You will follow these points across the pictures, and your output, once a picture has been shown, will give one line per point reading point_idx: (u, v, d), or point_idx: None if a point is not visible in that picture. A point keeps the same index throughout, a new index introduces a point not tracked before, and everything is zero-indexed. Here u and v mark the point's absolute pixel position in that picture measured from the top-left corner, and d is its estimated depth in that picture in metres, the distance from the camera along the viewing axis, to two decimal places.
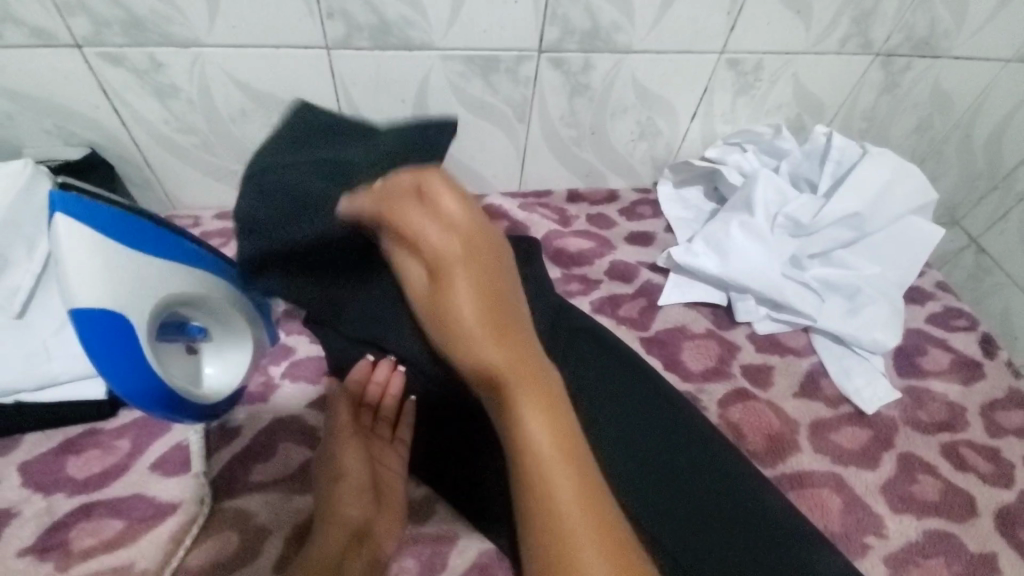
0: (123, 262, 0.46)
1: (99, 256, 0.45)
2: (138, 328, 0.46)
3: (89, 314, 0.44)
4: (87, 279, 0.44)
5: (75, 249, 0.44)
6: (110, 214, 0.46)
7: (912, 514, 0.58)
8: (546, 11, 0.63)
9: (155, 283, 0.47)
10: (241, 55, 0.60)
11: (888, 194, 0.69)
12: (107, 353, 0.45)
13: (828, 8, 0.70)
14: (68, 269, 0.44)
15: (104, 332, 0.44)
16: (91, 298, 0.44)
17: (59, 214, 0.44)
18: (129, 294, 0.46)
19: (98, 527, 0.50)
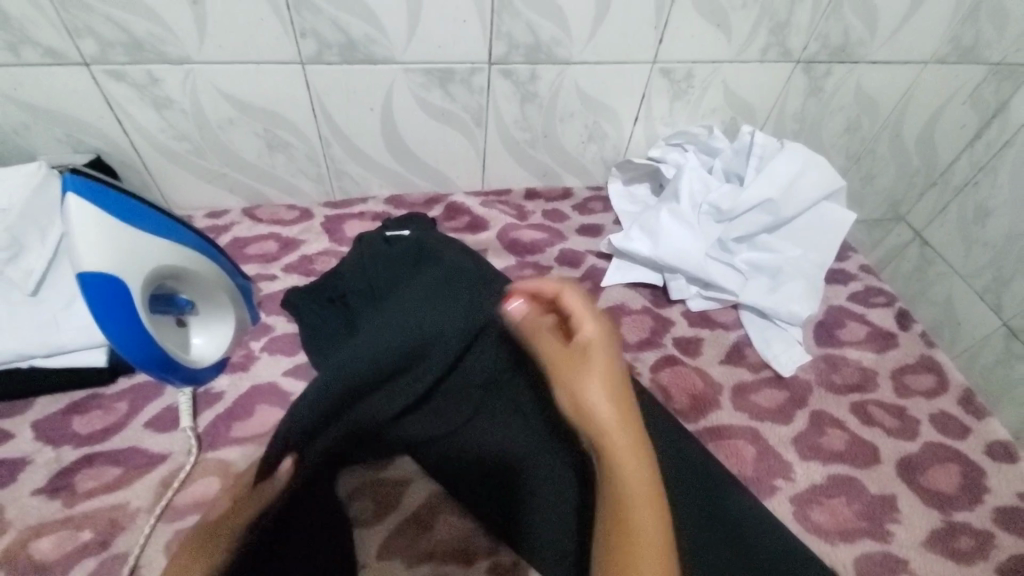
0: (125, 238, 0.54)
1: (104, 229, 0.53)
2: (136, 290, 0.54)
3: (95, 280, 0.52)
4: (92, 247, 0.52)
5: (83, 222, 0.53)
6: (117, 200, 0.55)
7: (819, 461, 0.66)
8: (493, 28, 0.72)
9: (151, 255, 0.55)
10: (227, 71, 0.70)
11: (798, 182, 0.78)
12: (109, 313, 0.53)
13: (746, 21, 0.79)
14: (78, 241, 0.52)
15: (103, 295, 0.52)
16: (97, 265, 0.52)
17: (73, 197, 0.53)
18: (129, 261, 0.54)
19: (101, 473, 0.58)
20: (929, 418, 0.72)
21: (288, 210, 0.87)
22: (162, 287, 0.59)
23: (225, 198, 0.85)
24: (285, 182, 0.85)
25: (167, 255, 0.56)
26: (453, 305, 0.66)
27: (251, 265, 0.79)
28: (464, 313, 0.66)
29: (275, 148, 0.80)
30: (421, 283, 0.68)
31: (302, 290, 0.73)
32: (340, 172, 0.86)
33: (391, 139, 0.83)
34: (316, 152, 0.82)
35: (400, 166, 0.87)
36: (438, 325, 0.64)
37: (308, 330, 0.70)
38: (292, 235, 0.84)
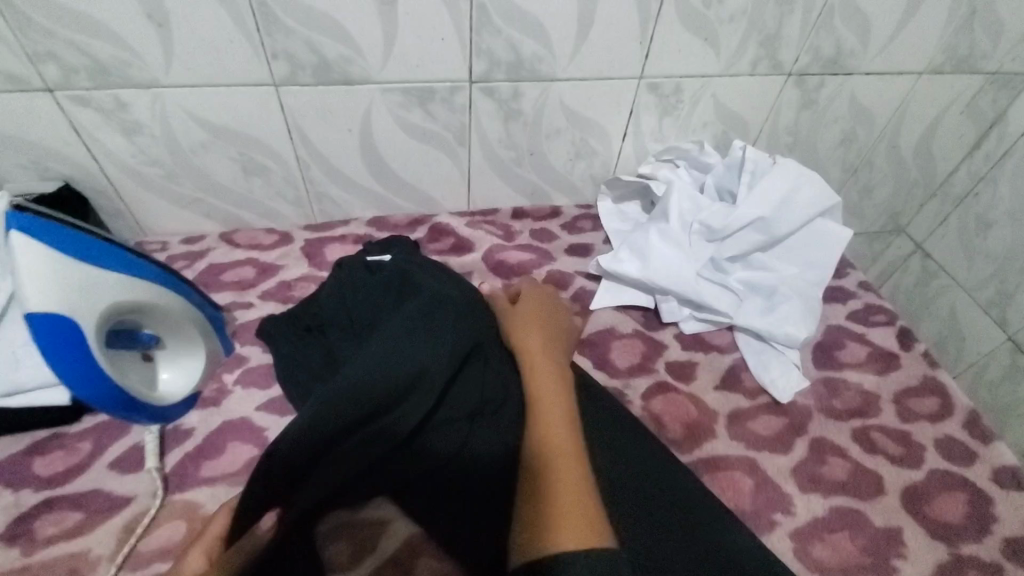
0: (77, 275, 0.51)
1: (53, 266, 0.50)
2: (88, 329, 0.51)
3: (44, 321, 0.49)
4: (38, 287, 0.49)
5: (27, 260, 0.49)
6: (67, 235, 0.52)
7: (820, 493, 0.62)
8: (472, 46, 0.70)
9: (104, 292, 0.52)
10: (197, 94, 0.68)
11: (791, 199, 0.76)
12: (60, 354, 0.50)
13: (734, 35, 0.77)
14: (25, 281, 0.49)
15: (53, 335, 0.49)
16: (46, 305, 0.49)
17: (20, 234, 0.50)
18: (81, 299, 0.51)
19: (60, 519, 0.55)
20: (934, 444, 0.68)
21: (267, 234, 0.84)
22: (122, 323, 0.56)
23: (201, 223, 0.83)
24: (264, 205, 0.83)
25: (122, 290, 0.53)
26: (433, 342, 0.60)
27: (227, 293, 0.76)
28: (434, 352, 0.60)
29: (251, 172, 0.78)
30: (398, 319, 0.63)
31: (279, 318, 0.70)
32: (320, 195, 0.83)
33: (371, 160, 0.80)
34: (294, 175, 0.80)
35: (382, 187, 0.84)
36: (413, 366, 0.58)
37: (283, 362, 0.67)
38: (271, 260, 0.81)
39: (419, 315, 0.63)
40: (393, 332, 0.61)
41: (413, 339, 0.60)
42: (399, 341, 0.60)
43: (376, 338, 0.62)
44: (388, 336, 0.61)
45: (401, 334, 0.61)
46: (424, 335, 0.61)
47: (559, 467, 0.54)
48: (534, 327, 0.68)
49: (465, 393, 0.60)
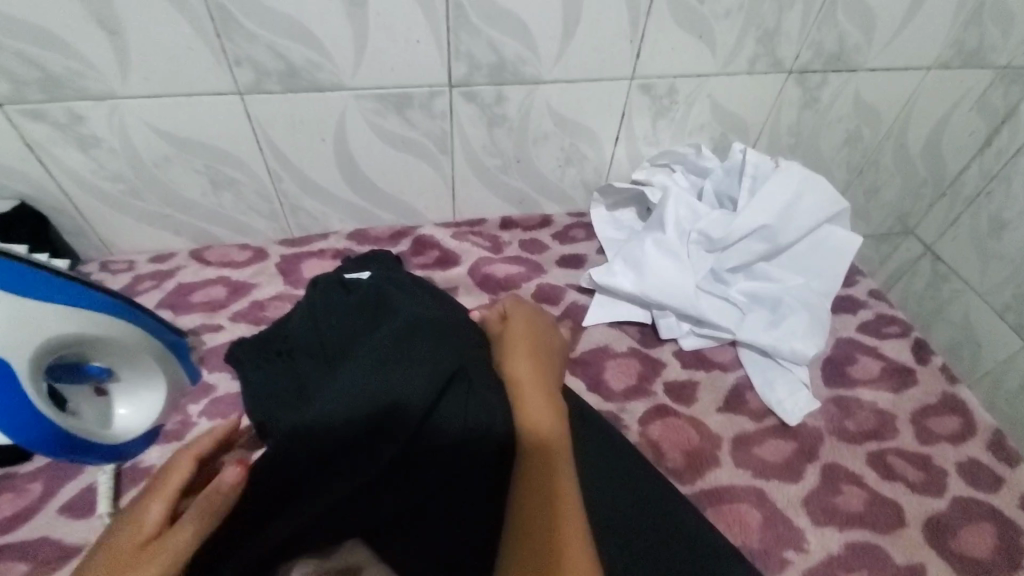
0: (12, 310, 0.47)
1: None
2: (19, 367, 0.47)
3: None
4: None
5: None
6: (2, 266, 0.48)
7: (834, 526, 0.57)
8: (451, 48, 0.66)
9: (39, 325, 0.48)
10: (157, 106, 0.63)
11: (796, 205, 0.71)
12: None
13: (730, 31, 0.72)
14: None
15: None
16: None
17: None
18: (14, 336, 0.47)
19: (3, 571, 0.50)
20: (957, 468, 0.63)
21: (240, 251, 0.80)
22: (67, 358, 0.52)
23: (170, 240, 0.78)
24: (235, 221, 0.78)
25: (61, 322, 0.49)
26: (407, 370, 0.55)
27: (195, 314, 0.72)
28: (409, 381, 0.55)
29: (220, 186, 0.73)
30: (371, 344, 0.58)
31: (248, 343, 0.65)
32: (296, 208, 0.79)
33: (347, 170, 0.76)
34: (267, 188, 0.75)
35: (361, 199, 0.80)
36: (386, 396, 0.54)
37: (250, 391, 0.62)
38: (243, 278, 0.76)
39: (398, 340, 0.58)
40: (369, 356, 0.57)
41: (391, 363, 0.56)
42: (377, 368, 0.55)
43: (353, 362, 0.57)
44: (363, 361, 0.57)
45: (380, 358, 0.56)
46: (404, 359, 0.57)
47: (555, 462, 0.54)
48: (524, 351, 0.62)
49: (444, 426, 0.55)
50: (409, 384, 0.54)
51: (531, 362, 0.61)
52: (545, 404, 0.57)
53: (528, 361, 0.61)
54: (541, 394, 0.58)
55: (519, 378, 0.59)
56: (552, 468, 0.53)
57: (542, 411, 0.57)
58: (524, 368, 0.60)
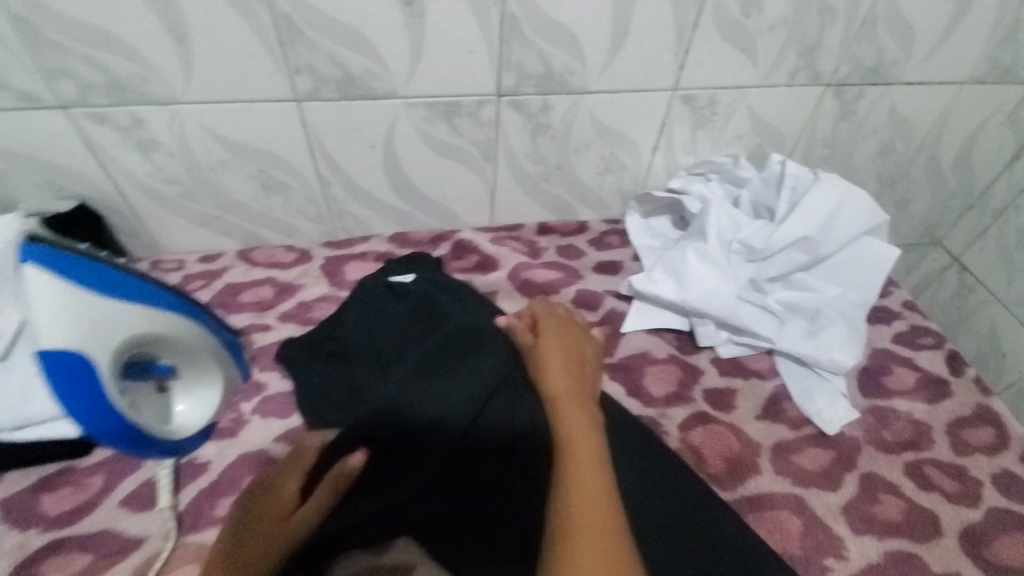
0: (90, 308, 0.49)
1: (66, 299, 0.48)
2: (102, 363, 0.49)
3: (57, 355, 0.48)
4: (52, 323, 0.48)
5: (40, 294, 0.48)
6: (81, 265, 0.50)
7: (873, 535, 0.59)
8: (502, 58, 0.67)
9: (118, 324, 0.50)
10: (218, 112, 0.65)
11: (837, 217, 0.72)
12: (67, 388, 0.49)
13: (773, 45, 0.74)
14: (39, 313, 0.48)
15: (68, 371, 0.49)
16: (59, 339, 0.48)
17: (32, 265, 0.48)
18: (94, 333, 0.49)
19: (67, 562, 0.52)
20: (991, 479, 0.64)
21: (286, 252, 0.82)
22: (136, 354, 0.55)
23: (219, 240, 0.80)
24: (283, 223, 0.80)
25: (139, 322, 0.51)
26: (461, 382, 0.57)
27: (245, 314, 0.73)
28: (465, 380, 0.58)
29: (271, 190, 0.75)
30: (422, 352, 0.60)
31: (299, 343, 0.67)
32: (341, 212, 0.81)
33: (393, 175, 0.77)
34: (315, 192, 0.77)
35: (404, 203, 0.81)
36: (437, 406, 0.55)
37: (303, 390, 0.63)
38: (290, 279, 0.78)
39: (452, 338, 0.61)
40: (424, 355, 0.60)
41: (445, 361, 0.59)
42: (431, 364, 0.59)
43: (409, 357, 0.61)
44: (417, 358, 0.60)
45: (435, 355, 0.60)
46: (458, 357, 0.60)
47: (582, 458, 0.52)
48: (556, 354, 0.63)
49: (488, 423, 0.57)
50: (462, 387, 0.57)
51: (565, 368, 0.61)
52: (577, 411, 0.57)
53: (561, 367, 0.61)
54: (572, 403, 0.58)
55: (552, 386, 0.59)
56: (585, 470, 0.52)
57: (575, 418, 0.56)
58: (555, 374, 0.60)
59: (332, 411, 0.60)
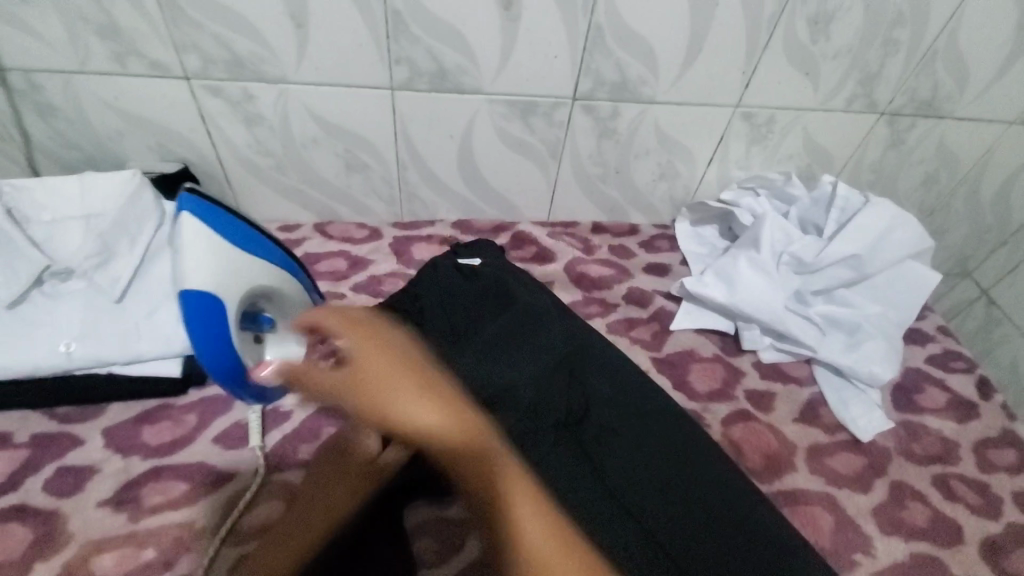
0: (229, 257, 0.57)
1: (212, 246, 0.56)
2: (230, 307, 0.56)
3: (196, 294, 0.54)
4: (198, 265, 0.55)
5: (193, 239, 0.56)
6: (225, 220, 0.58)
7: (900, 537, 0.62)
8: (582, 64, 0.72)
9: (248, 274, 0.58)
10: (320, 93, 0.71)
11: (885, 239, 0.76)
12: (200, 322, 0.54)
13: (836, 71, 0.78)
14: (188, 257, 0.55)
15: (202, 311, 0.54)
16: (201, 281, 0.55)
17: (189, 214, 0.56)
18: (229, 279, 0.57)
19: (165, 488, 0.57)
20: (1014, 497, 0.67)
21: (358, 229, 0.87)
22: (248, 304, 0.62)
23: (298, 213, 0.86)
24: (357, 201, 0.86)
25: (262, 273, 0.60)
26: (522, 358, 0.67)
27: (320, 282, 0.79)
28: (535, 356, 0.67)
29: (353, 169, 0.81)
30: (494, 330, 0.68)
31: (374, 311, 0.73)
32: (412, 196, 0.86)
33: (465, 165, 0.83)
34: (392, 175, 0.83)
35: (471, 192, 0.87)
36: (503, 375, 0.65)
37: None
38: (361, 254, 0.84)
39: (521, 319, 0.69)
40: (496, 330, 0.68)
41: (513, 338, 0.68)
42: (503, 339, 0.67)
43: (480, 331, 0.68)
44: (490, 333, 0.68)
45: (506, 331, 0.68)
46: (526, 336, 0.68)
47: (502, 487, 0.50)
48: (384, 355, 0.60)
49: (552, 394, 0.65)
50: (534, 364, 0.66)
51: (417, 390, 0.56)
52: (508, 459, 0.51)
53: (401, 376, 0.57)
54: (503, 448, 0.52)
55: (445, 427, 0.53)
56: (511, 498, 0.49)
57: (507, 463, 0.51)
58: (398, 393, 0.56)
59: None
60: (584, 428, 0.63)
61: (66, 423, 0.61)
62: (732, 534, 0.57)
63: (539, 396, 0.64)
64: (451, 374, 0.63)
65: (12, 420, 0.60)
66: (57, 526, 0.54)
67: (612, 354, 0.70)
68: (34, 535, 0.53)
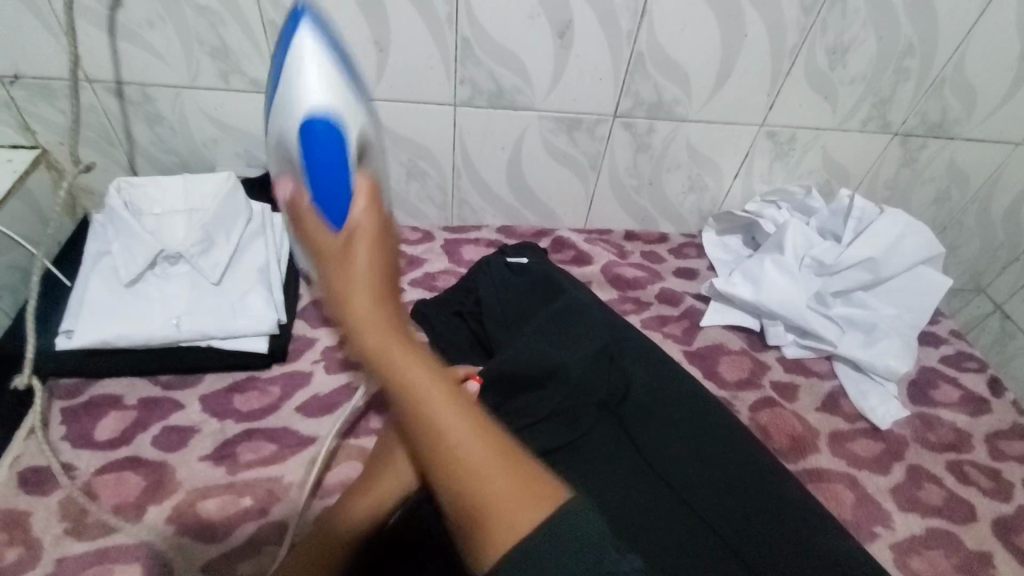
0: (345, 89, 0.56)
1: (325, 65, 0.55)
2: (350, 136, 0.54)
3: (323, 112, 0.54)
4: (317, 82, 0.55)
5: (308, 57, 0.55)
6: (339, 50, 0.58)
7: (917, 513, 0.68)
8: (625, 86, 0.81)
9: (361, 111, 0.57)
10: (392, 108, 0.80)
11: (899, 245, 0.83)
12: (318, 143, 0.53)
13: (852, 95, 0.86)
14: (307, 74, 0.55)
15: (327, 134, 0.53)
16: (324, 99, 0.54)
17: (306, 27, 0.56)
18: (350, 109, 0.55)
19: (258, 447, 0.65)
20: None
21: (412, 231, 0.96)
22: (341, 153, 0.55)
23: None
24: (413, 206, 0.94)
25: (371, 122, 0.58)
26: (567, 345, 0.72)
27: None
28: (582, 340, 0.72)
29: (412, 176, 0.90)
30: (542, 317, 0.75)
31: (432, 302, 0.81)
32: (462, 202, 0.95)
33: (513, 174, 0.91)
34: (446, 182, 0.91)
35: (516, 199, 0.95)
36: (553, 356, 0.70)
37: (439, 339, 0.78)
38: (417, 253, 0.92)
39: (570, 310, 0.75)
40: (548, 317, 0.75)
41: (562, 325, 0.74)
42: (553, 326, 0.74)
43: (532, 318, 0.76)
44: (541, 318, 0.75)
45: (556, 319, 0.75)
46: (574, 325, 0.74)
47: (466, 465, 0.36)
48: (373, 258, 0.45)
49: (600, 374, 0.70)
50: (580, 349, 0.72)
51: (373, 310, 0.43)
52: (471, 432, 0.37)
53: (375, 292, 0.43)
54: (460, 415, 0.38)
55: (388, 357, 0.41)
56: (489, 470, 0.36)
57: (466, 442, 0.37)
58: (361, 296, 0.43)
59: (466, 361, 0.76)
60: (626, 407, 0.69)
61: (169, 389, 0.69)
62: (757, 510, 0.62)
63: (586, 374, 0.70)
64: (508, 356, 0.71)
65: (123, 385, 0.69)
66: (168, 474, 0.62)
67: (648, 346, 0.77)
68: (148, 480, 0.61)
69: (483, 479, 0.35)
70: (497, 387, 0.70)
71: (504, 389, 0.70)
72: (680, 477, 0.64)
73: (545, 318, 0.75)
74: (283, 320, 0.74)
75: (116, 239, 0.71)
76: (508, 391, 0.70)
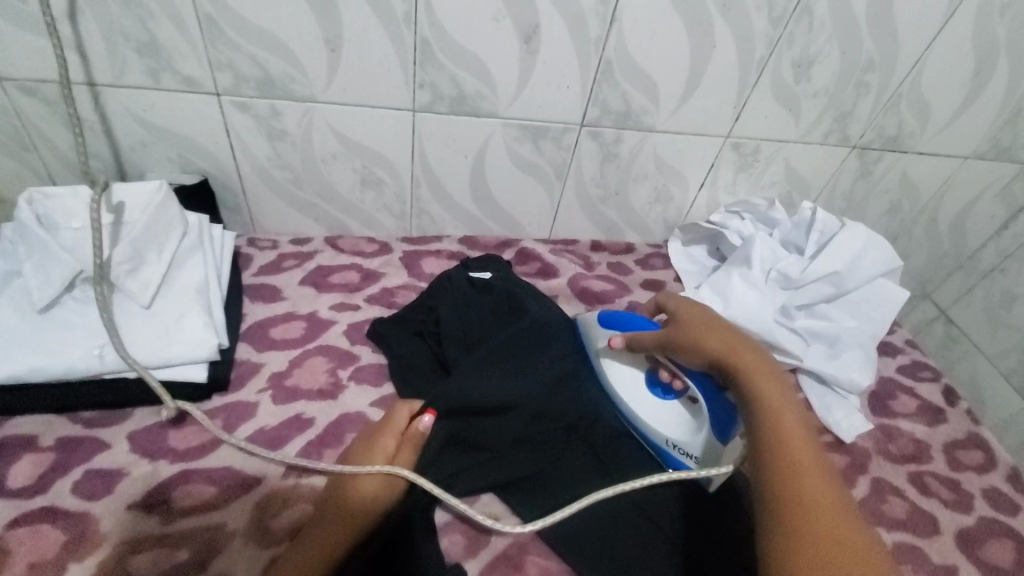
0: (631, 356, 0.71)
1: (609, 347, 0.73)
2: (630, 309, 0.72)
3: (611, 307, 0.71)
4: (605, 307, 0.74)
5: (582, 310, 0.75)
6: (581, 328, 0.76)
7: (884, 528, 0.68)
8: (592, 94, 0.78)
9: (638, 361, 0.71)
10: (345, 112, 0.75)
11: (859, 260, 0.84)
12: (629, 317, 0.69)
13: (816, 108, 0.86)
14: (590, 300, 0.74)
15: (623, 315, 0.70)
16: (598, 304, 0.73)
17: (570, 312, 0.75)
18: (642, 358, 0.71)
19: (196, 491, 0.58)
20: (981, 493, 0.75)
21: (368, 243, 0.90)
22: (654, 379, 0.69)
23: (309, 226, 0.89)
24: (369, 215, 0.88)
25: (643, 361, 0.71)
26: (529, 377, 0.67)
27: (336, 294, 0.82)
28: (550, 360, 0.70)
29: (368, 185, 0.84)
30: (503, 340, 0.70)
31: (390, 320, 0.76)
32: (422, 212, 0.90)
33: (475, 184, 0.87)
34: (405, 191, 0.86)
35: (479, 210, 0.91)
36: (515, 383, 0.66)
37: (397, 359, 0.73)
38: (373, 267, 0.87)
39: (534, 330, 0.71)
40: (512, 337, 0.70)
41: (530, 346, 0.70)
42: (516, 345, 0.70)
43: (495, 335, 0.72)
44: (501, 338, 0.70)
45: (518, 337, 0.71)
46: (545, 347, 0.71)
47: (805, 505, 0.46)
48: (701, 325, 0.62)
49: (571, 402, 0.69)
50: (546, 371, 0.68)
51: (715, 328, 0.61)
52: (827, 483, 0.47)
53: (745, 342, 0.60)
54: (828, 486, 0.47)
55: (773, 403, 0.53)
56: (817, 513, 0.45)
57: (833, 507, 0.45)
58: (706, 331, 0.61)
59: (423, 385, 0.70)
60: (594, 437, 0.68)
61: (92, 428, 0.62)
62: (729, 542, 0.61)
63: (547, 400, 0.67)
64: (462, 383, 0.65)
65: (37, 424, 0.61)
66: (91, 527, 0.55)
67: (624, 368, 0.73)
68: (68, 534, 0.54)
69: (837, 541, 0.43)
70: (449, 415, 0.64)
71: (465, 415, 0.65)
72: (656, 504, 0.64)
73: (506, 336, 0.70)
74: (224, 344, 0.67)
75: (28, 258, 0.61)
76: (468, 415, 0.65)
